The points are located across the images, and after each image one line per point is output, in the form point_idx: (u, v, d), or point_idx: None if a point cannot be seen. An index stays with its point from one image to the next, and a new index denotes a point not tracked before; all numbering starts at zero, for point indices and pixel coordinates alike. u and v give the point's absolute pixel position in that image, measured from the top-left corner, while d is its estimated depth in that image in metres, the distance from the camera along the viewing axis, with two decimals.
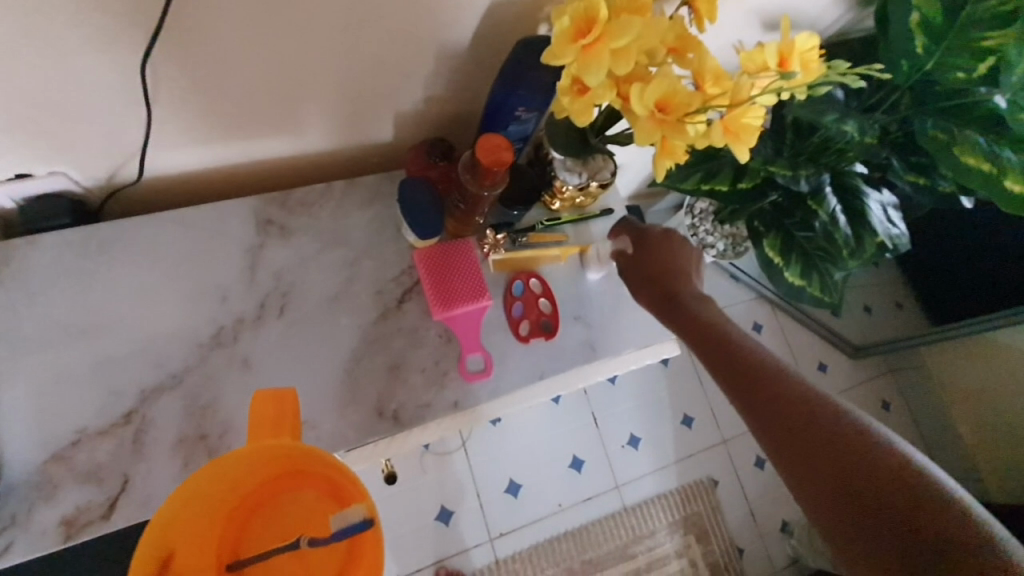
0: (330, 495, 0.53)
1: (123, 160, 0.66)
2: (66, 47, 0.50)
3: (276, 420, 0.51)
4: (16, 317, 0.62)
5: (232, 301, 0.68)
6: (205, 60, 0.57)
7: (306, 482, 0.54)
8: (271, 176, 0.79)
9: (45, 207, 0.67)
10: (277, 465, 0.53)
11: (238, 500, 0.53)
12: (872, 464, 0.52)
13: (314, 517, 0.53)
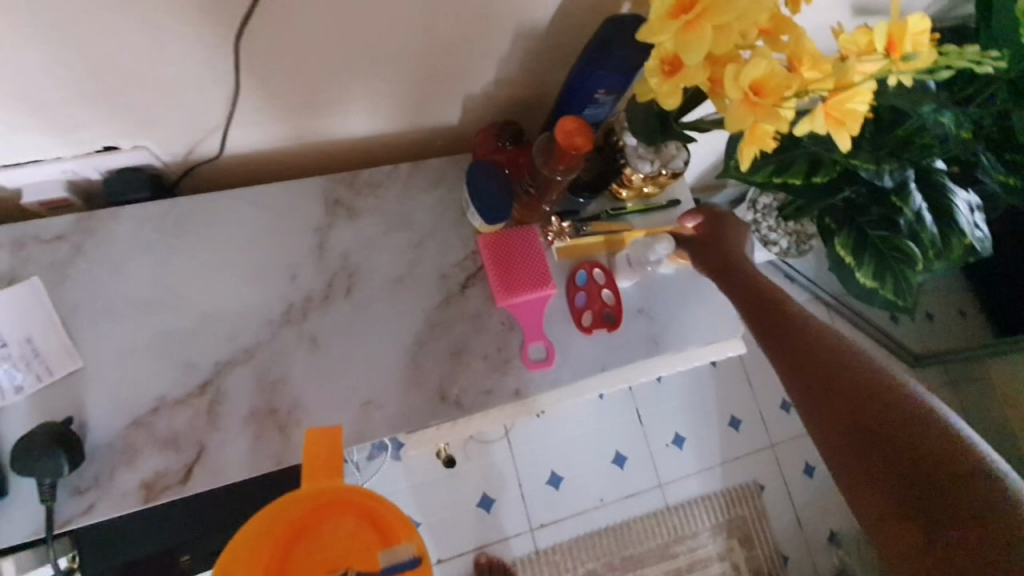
0: (374, 527, 0.54)
1: (202, 136, 0.68)
2: (159, 22, 0.51)
3: (327, 454, 0.56)
4: (99, 287, 0.64)
5: (301, 279, 0.69)
6: (289, 37, 0.57)
7: (348, 511, 0.55)
8: (339, 158, 0.80)
9: (127, 181, 0.69)
10: (318, 498, 0.54)
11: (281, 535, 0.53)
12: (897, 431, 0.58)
13: (357, 547, 0.54)
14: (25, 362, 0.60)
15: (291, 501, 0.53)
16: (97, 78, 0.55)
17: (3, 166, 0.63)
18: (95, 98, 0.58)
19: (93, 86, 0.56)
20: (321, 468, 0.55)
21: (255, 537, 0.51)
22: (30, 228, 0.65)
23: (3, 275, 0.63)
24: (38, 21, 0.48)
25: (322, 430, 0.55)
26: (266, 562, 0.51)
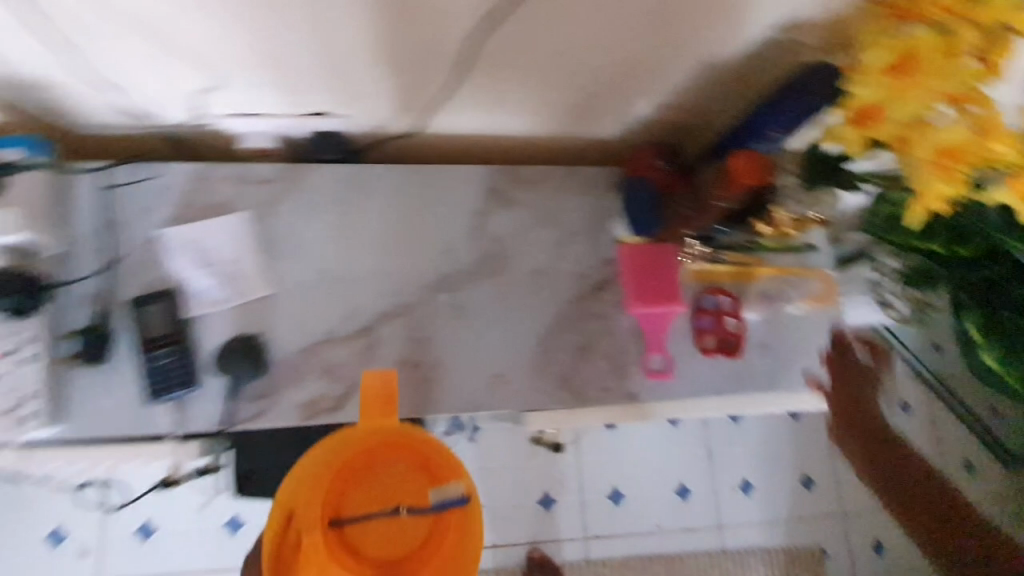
0: (424, 468, 0.56)
1: (397, 115, 0.76)
2: (408, 25, 0.58)
3: (383, 395, 0.59)
4: (293, 228, 0.75)
5: (457, 253, 0.76)
6: (506, 50, 0.63)
7: (404, 452, 0.56)
8: (497, 153, 0.88)
9: (325, 141, 0.79)
10: (372, 440, 0.56)
11: (339, 467, 0.55)
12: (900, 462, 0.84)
13: (408, 487, 0.55)
14: (229, 279, 0.71)
15: (353, 438, 0.56)
16: (340, 61, 0.64)
17: (238, 113, 0.74)
18: (331, 75, 0.67)
19: (330, 59, 0.63)
20: (377, 408, 0.58)
21: (315, 465, 0.55)
22: (247, 168, 0.75)
23: (220, 203, 0.74)
24: (320, 16, 0.56)
25: (379, 373, 0.58)
26: (326, 487, 0.54)
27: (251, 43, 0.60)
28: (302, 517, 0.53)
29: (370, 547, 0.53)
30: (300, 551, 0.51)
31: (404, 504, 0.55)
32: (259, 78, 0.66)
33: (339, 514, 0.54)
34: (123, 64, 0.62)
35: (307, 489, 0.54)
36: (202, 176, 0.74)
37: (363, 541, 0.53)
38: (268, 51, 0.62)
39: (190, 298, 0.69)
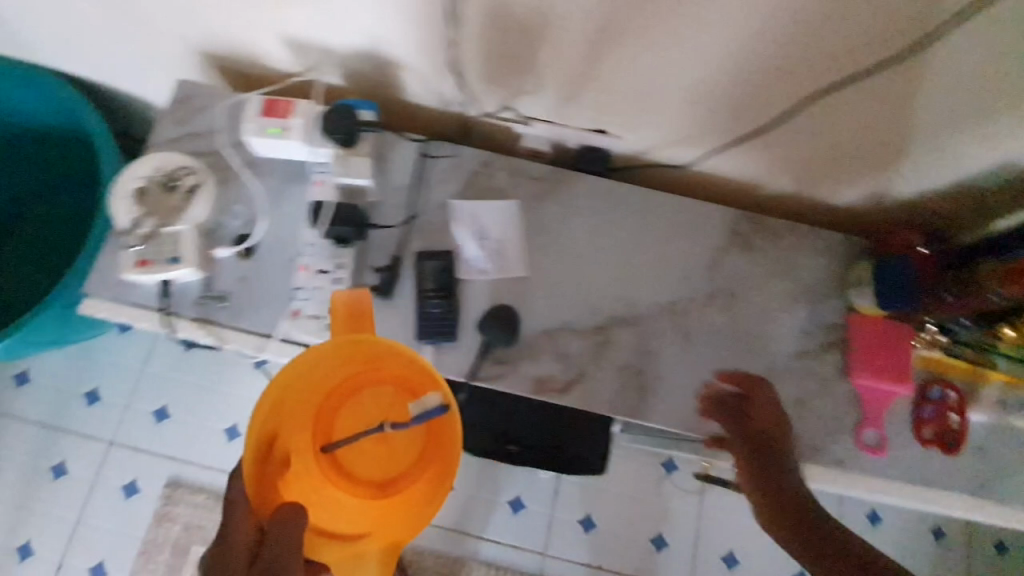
0: (408, 390, 0.70)
1: (666, 143, 0.84)
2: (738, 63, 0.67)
3: (357, 310, 0.68)
4: (553, 223, 0.82)
5: (694, 282, 0.81)
6: (807, 104, 0.71)
7: (379, 369, 0.71)
8: (736, 194, 0.92)
9: (595, 156, 0.87)
10: (357, 363, 0.70)
11: (323, 398, 0.70)
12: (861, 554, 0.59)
13: (392, 407, 0.71)
14: (494, 256, 0.80)
15: (337, 356, 0.68)
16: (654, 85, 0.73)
17: (534, 117, 0.84)
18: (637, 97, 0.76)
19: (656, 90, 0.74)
20: (348, 326, 0.67)
21: (307, 391, 0.69)
22: (524, 163, 0.84)
23: (497, 188, 0.83)
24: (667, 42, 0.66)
25: (346, 291, 0.66)
26: (311, 408, 0.70)
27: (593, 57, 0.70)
28: (292, 443, 0.68)
29: (361, 458, 0.71)
30: (292, 473, 0.67)
31: (389, 421, 0.70)
32: (579, 94, 0.77)
33: (329, 441, 0.70)
34: (481, 60, 0.75)
35: (298, 416, 0.69)
36: (486, 162, 0.84)
37: (353, 456, 0.70)
38: (601, 66, 0.73)
39: (462, 263, 0.79)
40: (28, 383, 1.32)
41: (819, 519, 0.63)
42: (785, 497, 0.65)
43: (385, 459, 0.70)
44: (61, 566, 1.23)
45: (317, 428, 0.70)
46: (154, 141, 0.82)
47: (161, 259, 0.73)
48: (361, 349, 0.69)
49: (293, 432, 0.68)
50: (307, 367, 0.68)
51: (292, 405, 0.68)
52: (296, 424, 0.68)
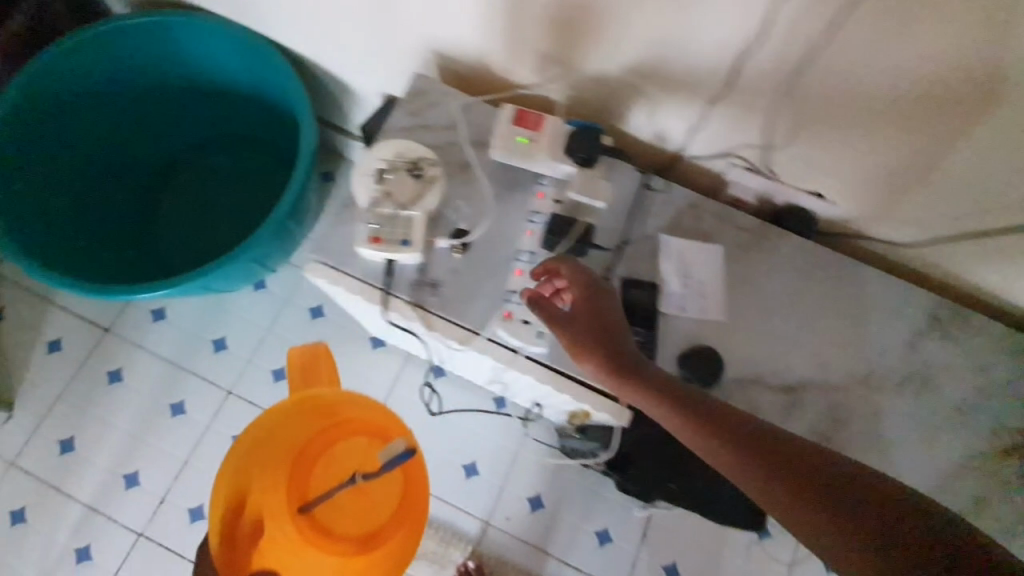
0: (380, 437, 0.80)
1: (880, 217, 0.84)
2: (1000, 149, 0.68)
3: (309, 359, 0.80)
4: (755, 276, 0.84)
5: (885, 360, 0.83)
6: None
7: (353, 423, 0.81)
8: (933, 280, 0.90)
9: (799, 217, 0.87)
10: (332, 416, 0.81)
11: (298, 452, 0.79)
12: (926, 514, 0.44)
13: (365, 457, 0.81)
14: (697, 296, 0.81)
15: (304, 415, 0.79)
16: (894, 154, 0.75)
17: (750, 166, 0.86)
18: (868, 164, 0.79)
19: (900, 171, 0.77)
20: (301, 376, 0.80)
21: (273, 455, 0.78)
22: (733, 212, 0.86)
23: (705, 231, 0.85)
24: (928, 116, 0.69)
25: (300, 345, 0.80)
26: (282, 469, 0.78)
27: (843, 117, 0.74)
28: (267, 503, 0.75)
29: (339, 512, 0.78)
30: (267, 538, 0.74)
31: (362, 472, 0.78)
32: (817, 157, 0.81)
33: (304, 503, 0.78)
34: (727, 109, 0.80)
35: (270, 476, 0.77)
36: (697, 203, 0.86)
37: (328, 516, 0.78)
38: (847, 129, 0.75)
39: (665, 296, 0.80)
40: (163, 321, 1.38)
41: (836, 477, 0.48)
42: (775, 448, 0.53)
43: (365, 512, 0.78)
44: (163, 501, 1.27)
45: (292, 492, 0.78)
46: (389, 126, 0.87)
47: (391, 239, 0.76)
48: (320, 404, 0.80)
49: (268, 493, 0.76)
50: (274, 434, 0.78)
51: (261, 468, 0.76)
52: (269, 485, 0.76)
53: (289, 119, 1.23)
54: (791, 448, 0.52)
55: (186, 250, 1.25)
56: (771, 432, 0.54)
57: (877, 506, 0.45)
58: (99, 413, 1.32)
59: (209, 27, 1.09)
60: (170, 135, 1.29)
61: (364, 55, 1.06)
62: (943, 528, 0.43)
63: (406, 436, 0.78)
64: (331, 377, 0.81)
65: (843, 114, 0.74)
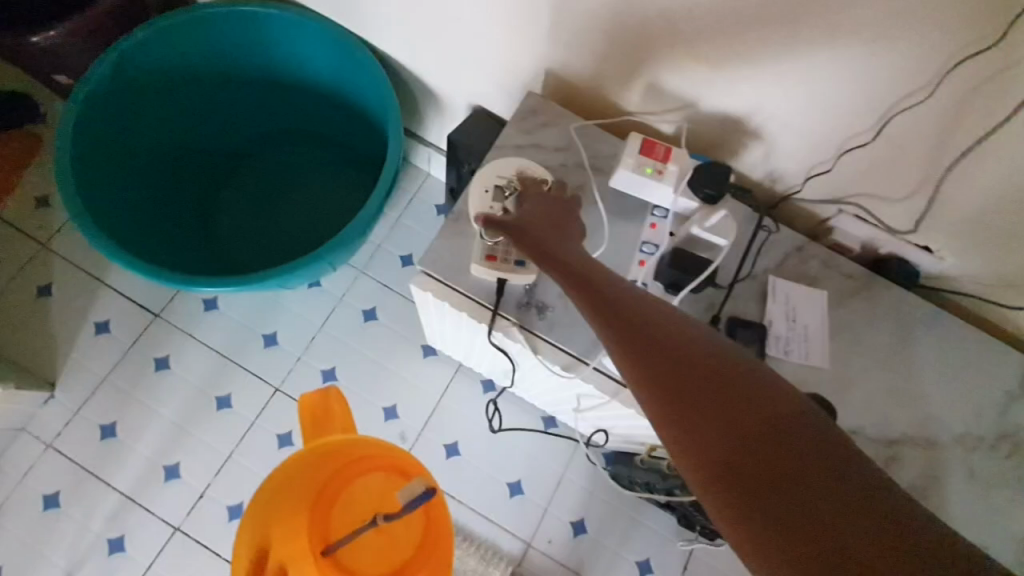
0: (399, 474, 0.81)
1: (986, 276, 0.84)
2: None
3: (322, 411, 0.81)
4: (857, 324, 0.83)
5: (983, 421, 0.82)
6: None
7: (374, 462, 0.81)
8: None
9: (902, 269, 0.87)
10: (350, 456, 0.81)
11: (319, 490, 0.78)
12: (836, 461, 0.40)
13: (385, 494, 0.79)
14: (801, 340, 0.80)
15: (324, 457, 0.80)
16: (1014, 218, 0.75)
17: (859, 214, 0.86)
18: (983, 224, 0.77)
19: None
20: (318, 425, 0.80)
21: (296, 497, 0.78)
22: (837, 257, 0.86)
23: (809, 275, 0.85)
24: None
25: (316, 390, 0.80)
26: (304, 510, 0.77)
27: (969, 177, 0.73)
28: (289, 550, 0.74)
29: (362, 551, 0.77)
30: None
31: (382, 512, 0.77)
32: (938, 217, 0.80)
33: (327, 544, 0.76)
34: (843, 157, 0.80)
35: (294, 523, 0.76)
36: (802, 246, 0.86)
37: (351, 556, 0.76)
38: (970, 189, 0.74)
39: (771, 339, 0.80)
40: (214, 310, 1.36)
41: (756, 405, 0.44)
42: (674, 344, 0.49)
43: (386, 549, 0.77)
44: (201, 496, 1.24)
45: (314, 533, 0.76)
46: (503, 141, 0.86)
47: (507, 260, 0.76)
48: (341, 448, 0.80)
49: (288, 539, 0.75)
50: (296, 476, 0.78)
51: (285, 517, 0.76)
52: (291, 531, 0.75)
53: (366, 122, 1.22)
54: (722, 377, 0.46)
55: (248, 243, 1.23)
56: (702, 344, 0.49)
57: (785, 442, 0.42)
58: (142, 400, 1.29)
59: (304, 22, 1.08)
60: (236, 123, 1.27)
61: (465, 65, 1.06)
62: (851, 485, 0.39)
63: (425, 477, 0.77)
64: (344, 420, 0.81)
65: (983, 186, 0.73)
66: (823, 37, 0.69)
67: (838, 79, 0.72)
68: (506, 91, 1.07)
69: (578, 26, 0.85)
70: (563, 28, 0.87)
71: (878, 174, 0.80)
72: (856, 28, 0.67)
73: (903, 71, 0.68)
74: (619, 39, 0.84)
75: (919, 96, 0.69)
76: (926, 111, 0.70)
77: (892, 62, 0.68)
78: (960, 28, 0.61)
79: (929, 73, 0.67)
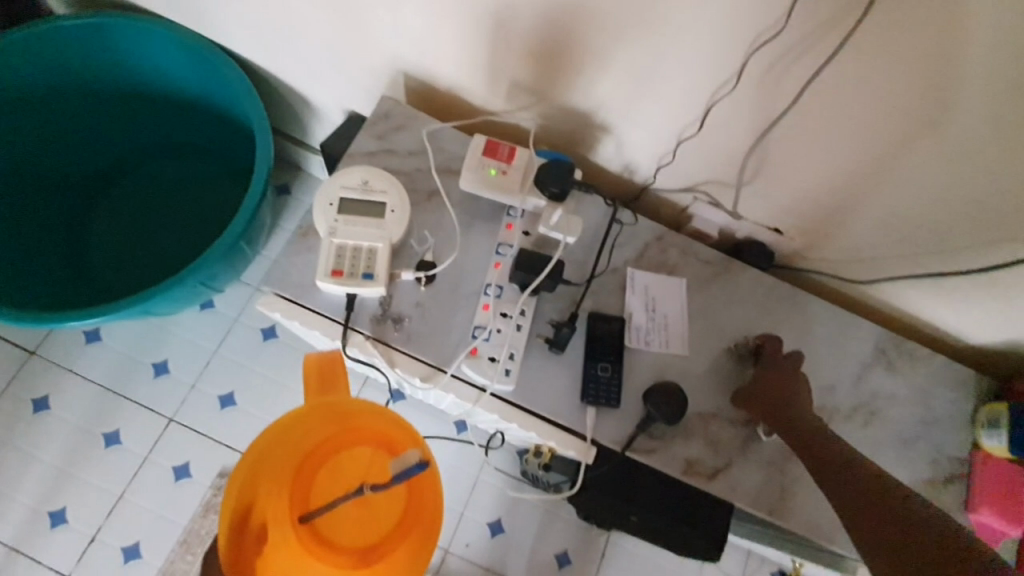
0: (387, 449, 0.71)
1: (830, 251, 0.86)
2: (924, 191, 0.70)
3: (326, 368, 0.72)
4: (716, 308, 0.84)
5: (839, 392, 0.84)
6: (967, 242, 0.73)
7: (363, 434, 0.72)
8: (885, 318, 0.92)
9: (759, 250, 0.88)
10: (338, 423, 0.72)
11: (304, 456, 0.70)
12: (914, 513, 0.51)
13: (374, 466, 0.71)
14: (661, 329, 0.81)
15: (312, 422, 0.71)
16: (834, 194, 0.78)
17: (713, 202, 0.88)
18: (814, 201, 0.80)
19: (860, 220, 0.79)
20: (320, 387, 0.71)
21: (282, 459, 0.69)
22: (695, 245, 0.87)
23: (668, 264, 0.86)
24: (855, 158, 0.72)
25: (316, 351, 0.71)
26: (290, 474, 0.69)
27: (786, 156, 0.76)
28: (269, 511, 0.66)
29: (341, 523, 0.68)
30: (269, 547, 0.65)
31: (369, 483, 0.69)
32: (778, 198, 0.83)
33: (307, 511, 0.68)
34: (684, 146, 0.82)
35: (278, 486, 0.68)
36: (660, 236, 0.87)
37: (332, 525, 0.68)
38: (792, 169, 0.77)
39: (630, 330, 0.80)
40: (97, 343, 1.29)
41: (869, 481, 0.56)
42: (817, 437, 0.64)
43: (369, 523, 0.68)
44: (92, 540, 1.17)
45: (295, 497, 0.68)
46: (352, 150, 0.84)
47: (354, 273, 0.74)
48: (334, 412, 0.71)
49: (272, 501, 0.67)
50: (283, 435, 0.70)
51: (270, 477, 0.68)
52: (274, 493, 0.67)
53: (238, 130, 1.17)
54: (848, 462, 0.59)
55: (123, 267, 1.18)
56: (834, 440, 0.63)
57: (883, 498, 0.54)
58: (19, 443, 1.21)
59: (151, 29, 1.02)
60: (105, 141, 1.21)
61: (324, 71, 1.03)
62: (893, 514, 0.52)
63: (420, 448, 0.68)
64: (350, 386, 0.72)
65: (807, 166, 0.76)
66: (636, 34, 0.70)
67: (660, 72, 0.74)
68: (372, 96, 1.04)
69: (418, 27, 0.84)
70: (405, 32, 0.86)
71: (716, 162, 0.82)
72: (660, 24, 0.68)
73: (711, 64, 0.70)
74: (459, 40, 0.83)
75: (728, 88, 0.72)
76: (738, 100, 0.72)
77: (699, 57, 0.69)
78: (744, 24, 0.63)
79: (732, 65, 0.68)
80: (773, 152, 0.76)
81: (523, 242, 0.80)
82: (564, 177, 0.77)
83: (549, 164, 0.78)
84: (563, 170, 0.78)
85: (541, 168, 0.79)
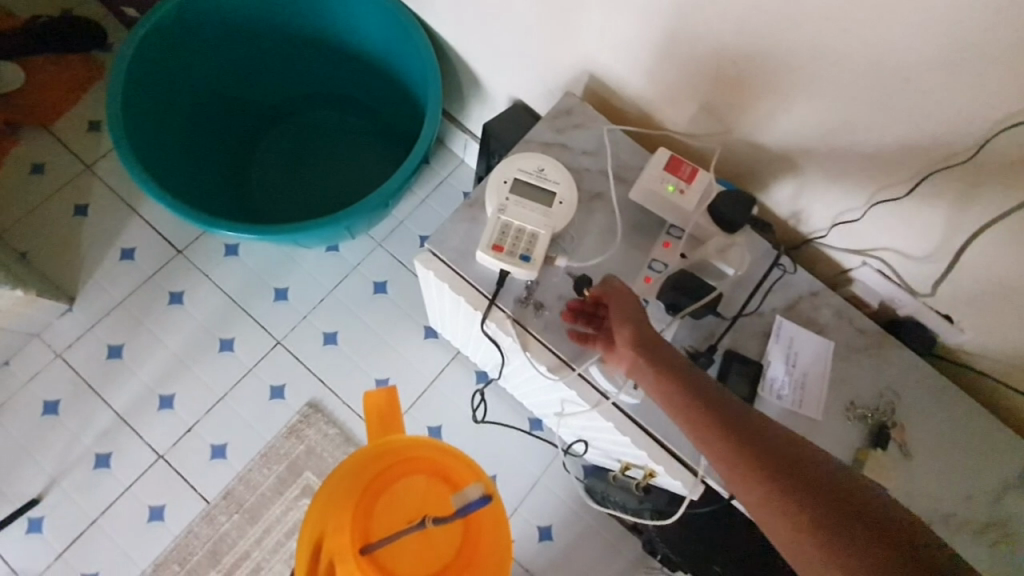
0: (443, 481, 0.81)
1: (1004, 354, 0.80)
2: None
3: (386, 406, 0.82)
4: (860, 380, 0.80)
5: (978, 505, 0.77)
6: None
7: (421, 466, 0.82)
8: None
9: (920, 333, 0.84)
10: (394, 457, 0.82)
11: (365, 489, 0.80)
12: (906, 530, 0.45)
13: (430, 498, 0.81)
14: (797, 386, 0.78)
15: (373, 460, 0.81)
16: None
17: (885, 273, 0.84)
18: (1008, 297, 0.74)
19: None
20: (382, 426, 0.81)
21: (344, 495, 0.79)
22: (852, 310, 0.83)
23: (818, 322, 0.82)
24: None
25: (379, 388, 0.81)
26: (351, 508, 0.78)
27: (995, 243, 0.71)
28: (337, 544, 0.76)
29: (402, 554, 0.78)
30: None
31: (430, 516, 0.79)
32: (964, 284, 0.77)
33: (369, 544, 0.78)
34: (876, 205, 0.78)
35: (342, 521, 0.77)
36: (817, 292, 0.83)
37: (393, 558, 0.78)
38: (997, 258, 0.71)
39: (766, 380, 0.78)
40: (234, 257, 1.40)
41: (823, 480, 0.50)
42: (739, 416, 0.57)
43: (429, 551, 0.79)
44: (189, 431, 1.27)
45: (358, 531, 0.78)
46: (532, 136, 0.86)
47: (513, 252, 0.75)
48: (394, 448, 0.82)
49: (338, 535, 0.77)
50: (347, 473, 0.80)
51: (336, 513, 0.78)
52: (340, 528, 0.77)
53: (408, 96, 1.24)
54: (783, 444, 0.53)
55: (278, 199, 1.28)
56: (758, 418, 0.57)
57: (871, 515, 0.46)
58: (151, 327, 1.33)
59: None
60: (287, 83, 1.31)
61: (510, 57, 1.06)
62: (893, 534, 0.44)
63: (480, 484, 0.79)
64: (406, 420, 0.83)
65: (1013, 260, 0.70)
66: (869, 83, 0.68)
67: (882, 127, 0.71)
68: (547, 89, 1.06)
69: (625, 34, 0.85)
70: (611, 36, 0.87)
71: (904, 230, 0.78)
72: (905, 77, 0.65)
73: (948, 131, 0.66)
74: (664, 53, 0.83)
75: (965, 157, 0.67)
76: (965, 174, 0.68)
77: (937, 120, 0.66)
78: (1008, 97, 0.60)
79: (975, 136, 0.65)
80: (980, 235, 0.71)
81: (680, 264, 0.79)
82: (744, 209, 0.76)
83: (729, 193, 0.77)
84: (743, 203, 0.77)
85: (722, 197, 0.77)
